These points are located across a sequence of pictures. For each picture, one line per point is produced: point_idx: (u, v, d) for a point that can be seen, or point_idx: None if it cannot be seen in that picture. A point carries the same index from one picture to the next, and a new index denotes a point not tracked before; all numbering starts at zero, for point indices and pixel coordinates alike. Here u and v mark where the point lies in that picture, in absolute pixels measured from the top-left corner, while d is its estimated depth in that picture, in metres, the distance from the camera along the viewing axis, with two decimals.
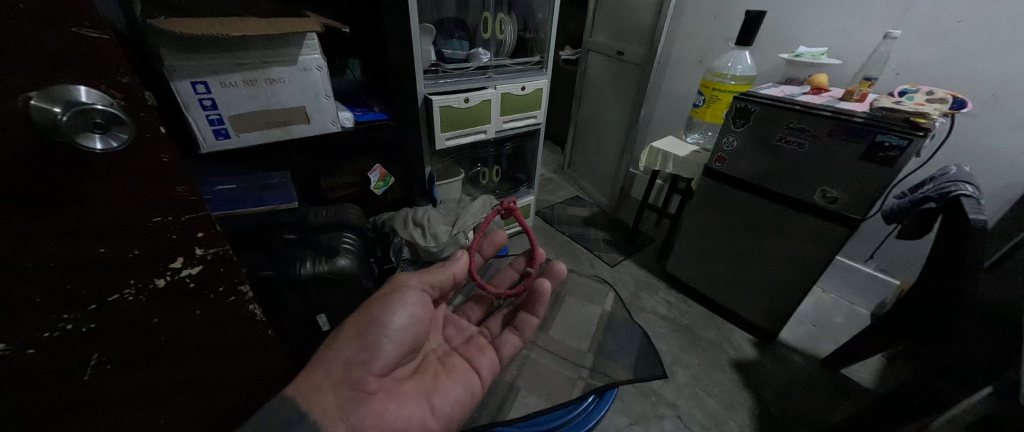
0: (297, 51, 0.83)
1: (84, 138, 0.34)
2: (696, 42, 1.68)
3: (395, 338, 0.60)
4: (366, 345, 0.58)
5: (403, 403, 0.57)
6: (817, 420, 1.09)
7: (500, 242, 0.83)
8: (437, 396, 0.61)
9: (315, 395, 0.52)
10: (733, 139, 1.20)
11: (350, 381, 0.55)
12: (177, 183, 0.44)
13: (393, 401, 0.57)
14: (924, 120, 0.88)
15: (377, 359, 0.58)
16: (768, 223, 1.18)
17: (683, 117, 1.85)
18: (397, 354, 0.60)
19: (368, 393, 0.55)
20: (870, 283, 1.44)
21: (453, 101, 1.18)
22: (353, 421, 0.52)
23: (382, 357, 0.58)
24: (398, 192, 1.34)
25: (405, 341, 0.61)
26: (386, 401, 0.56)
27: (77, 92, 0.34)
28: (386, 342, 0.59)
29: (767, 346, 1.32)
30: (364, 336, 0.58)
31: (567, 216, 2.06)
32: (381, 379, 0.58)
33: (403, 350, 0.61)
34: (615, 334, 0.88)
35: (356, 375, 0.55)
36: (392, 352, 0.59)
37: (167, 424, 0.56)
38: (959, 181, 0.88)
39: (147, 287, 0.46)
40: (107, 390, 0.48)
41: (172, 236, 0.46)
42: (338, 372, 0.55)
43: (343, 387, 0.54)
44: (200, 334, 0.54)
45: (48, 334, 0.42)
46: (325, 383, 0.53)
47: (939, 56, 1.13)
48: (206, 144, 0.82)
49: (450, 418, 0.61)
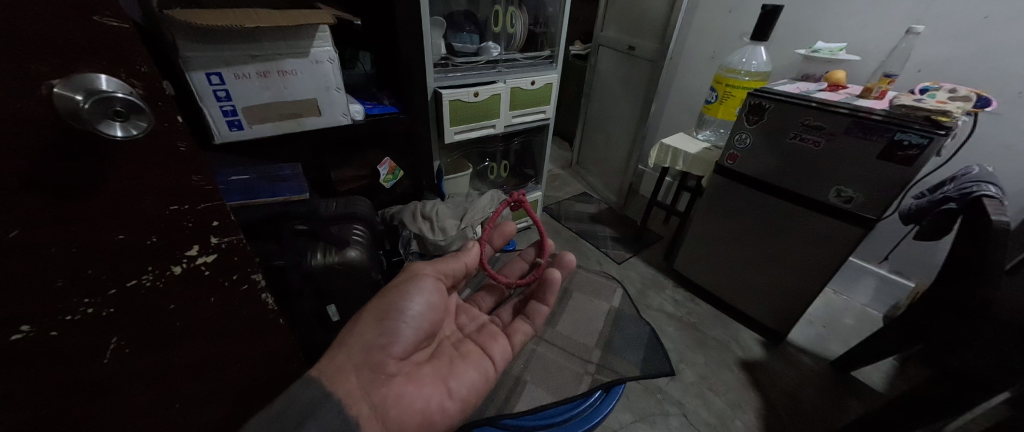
0: (309, 43, 0.83)
1: (105, 126, 0.35)
2: (710, 37, 1.65)
3: (413, 322, 0.60)
4: (385, 330, 0.58)
5: (421, 385, 0.57)
6: (826, 422, 1.08)
7: (509, 233, 0.83)
8: (454, 379, 0.61)
9: (338, 376, 0.52)
10: (745, 137, 1.17)
11: (372, 364, 0.55)
12: (193, 172, 0.45)
13: (411, 383, 0.57)
14: (946, 119, 0.85)
15: (396, 342, 0.58)
16: (780, 222, 1.16)
17: (694, 113, 1.83)
18: (415, 338, 0.60)
19: (388, 376, 0.56)
20: (884, 284, 1.42)
21: (463, 95, 1.18)
22: (375, 401, 0.52)
23: (400, 341, 0.59)
24: (406, 185, 1.35)
25: (422, 326, 0.62)
26: (404, 383, 0.56)
27: (98, 80, 0.35)
28: (404, 326, 0.59)
29: (776, 347, 1.31)
30: (382, 320, 0.59)
31: (575, 212, 2.06)
32: (400, 362, 0.59)
33: (420, 335, 0.61)
34: (622, 330, 0.88)
35: (377, 358, 0.56)
36: (411, 336, 0.60)
37: (182, 408, 0.57)
38: (982, 181, 0.85)
39: (165, 274, 0.47)
40: (125, 374, 0.49)
41: (188, 224, 0.47)
42: (359, 354, 0.55)
43: (364, 368, 0.54)
44: (214, 321, 0.55)
45: (69, 317, 0.43)
46: (347, 364, 0.54)
47: (963, 53, 1.09)
48: (220, 135, 0.83)
49: (467, 401, 0.61)
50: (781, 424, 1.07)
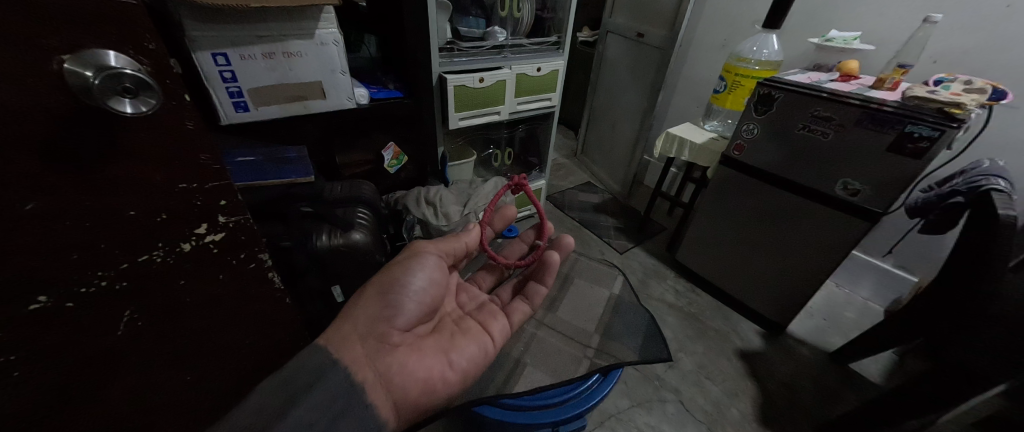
0: (314, 24, 0.82)
1: (114, 102, 0.35)
2: (721, 24, 1.61)
3: (416, 297, 0.62)
4: (389, 303, 0.60)
5: (424, 356, 0.59)
6: (820, 411, 1.10)
7: (509, 217, 0.84)
8: (455, 352, 0.62)
9: (344, 345, 0.53)
10: (752, 127, 1.16)
11: (376, 335, 0.57)
12: (202, 151, 0.46)
13: (415, 353, 0.58)
14: (959, 111, 0.84)
15: (399, 314, 0.60)
16: (784, 214, 1.16)
17: (702, 103, 1.81)
18: (418, 312, 0.62)
19: (392, 345, 0.57)
20: (888, 279, 1.41)
21: (468, 80, 1.17)
22: (380, 368, 0.53)
23: (404, 313, 0.60)
24: (411, 171, 1.35)
25: (425, 300, 0.63)
26: (408, 353, 0.58)
27: (107, 56, 0.35)
28: (407, 300, 0.61)
29: (775, 338, 1.32)
30: (386, 294, 0.60)
31: (578, 201, 2.05)
32: (404, 333, 0.60)
33: (423, 310, 0.63)
34: (621, 317, 0.89)
35: (382, 329, 0.57)
36: (414, 309, 0.61)
37: (192, 381, 0.59)
38: (991, 175, 0.84)
39: (175, 251, 0.49)
40: (137, 348, 0.51)
41: (197, 202, 0.48)
42: (363, 325, 0.57)
43: (369, 338, 0.56)
44: (222, 298, 0.56)
45: (84, 289, 0.44)
46: (352, 335, 0.55)
47: (981, 44, 1.07)
48: (227, 116, 0.84)
49: (467, 373, 0.62)
50: (777, 412, 1.09)
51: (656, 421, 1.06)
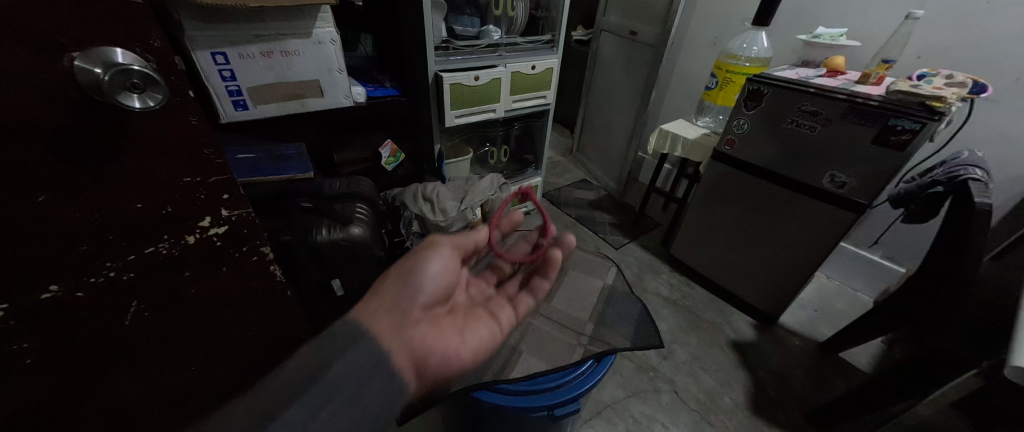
0: (312, 23, 0.84)
1: (124, 97, 0.37)
2: (713, 22, 1.64)
3: (437, 279, 0.62)
4: (411, 283, 0.60)
5: (442, 334, 0.59)
6: (810, 399, 1.12)
7: (514, 218, 0.86)
8: (468, 335, 0.64)
9: (370, 318, 0.53)
10: (743, 122, 1.19)
11: (399, 311, 0.57)
12: (204, 145, 0.47)
13: (434, 331, 0.59)
14: (941, 104, 0.85)
15: (421, 293, 0.60)
16: (776, 207, 1.18)
17: (694, 99, 1.83)
18: (438, 294, 0.62)
19: (414, 321, 0.57)
20: (875, 270, 1.45)
21: (463, 78, 1.19)
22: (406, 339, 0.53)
23: (424, 293, 0.60)
24: (407, 168, 1.37)
25: (444, 284, 0.63)
26: (429, 330, 0.58)
27: (114, 53, 0.37)
28: (429, 281, 0.61)
29: (767, 329, 1.35)
30: (407, 275, 0.60)
31: (574, 198, 2.08)
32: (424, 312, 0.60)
33: (442, 293, 0.63)
34: (614, 305, 0.91)
35: (404, 306, 0.57)
36: (435, 290, 0.61)
37: (199, 370, 0.61)
38: (969, 165, 0.86)
39: (180, 243, 0.50)
40: (143, 339, 0.52)
41: (201, 195, 0.49)
42: (386, 302, 0.56)
43: (393, 314, 0.55)
44: (224, 291, 0.58)
45: (93, 279, 0.45)
46: (377, 309, 0.55)
47: (961, 40, 1.10)
48: (226, 114, 0.85)
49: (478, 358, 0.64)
50: (768, 400, 1.12)
51: (651, 410, 1.08)
